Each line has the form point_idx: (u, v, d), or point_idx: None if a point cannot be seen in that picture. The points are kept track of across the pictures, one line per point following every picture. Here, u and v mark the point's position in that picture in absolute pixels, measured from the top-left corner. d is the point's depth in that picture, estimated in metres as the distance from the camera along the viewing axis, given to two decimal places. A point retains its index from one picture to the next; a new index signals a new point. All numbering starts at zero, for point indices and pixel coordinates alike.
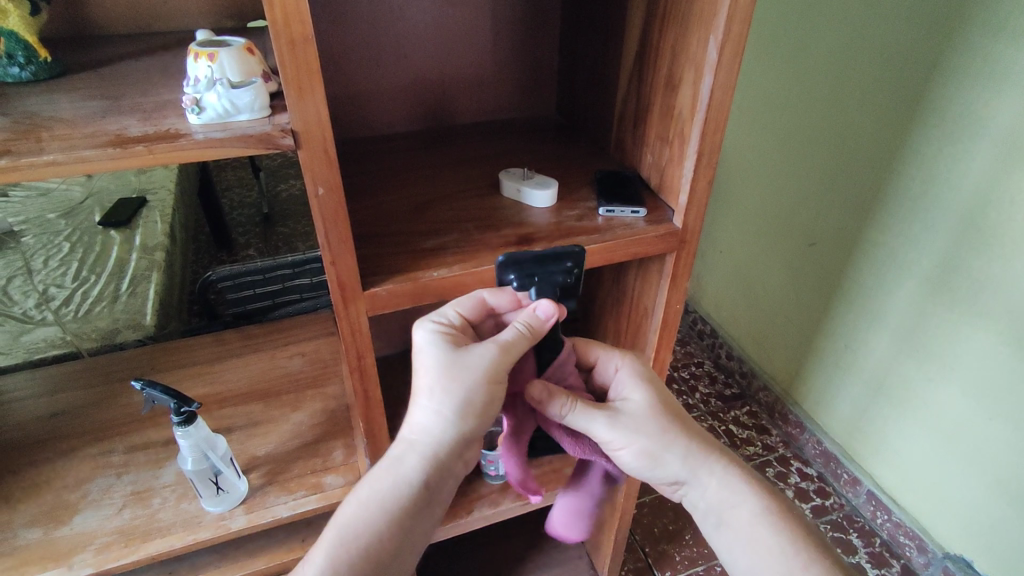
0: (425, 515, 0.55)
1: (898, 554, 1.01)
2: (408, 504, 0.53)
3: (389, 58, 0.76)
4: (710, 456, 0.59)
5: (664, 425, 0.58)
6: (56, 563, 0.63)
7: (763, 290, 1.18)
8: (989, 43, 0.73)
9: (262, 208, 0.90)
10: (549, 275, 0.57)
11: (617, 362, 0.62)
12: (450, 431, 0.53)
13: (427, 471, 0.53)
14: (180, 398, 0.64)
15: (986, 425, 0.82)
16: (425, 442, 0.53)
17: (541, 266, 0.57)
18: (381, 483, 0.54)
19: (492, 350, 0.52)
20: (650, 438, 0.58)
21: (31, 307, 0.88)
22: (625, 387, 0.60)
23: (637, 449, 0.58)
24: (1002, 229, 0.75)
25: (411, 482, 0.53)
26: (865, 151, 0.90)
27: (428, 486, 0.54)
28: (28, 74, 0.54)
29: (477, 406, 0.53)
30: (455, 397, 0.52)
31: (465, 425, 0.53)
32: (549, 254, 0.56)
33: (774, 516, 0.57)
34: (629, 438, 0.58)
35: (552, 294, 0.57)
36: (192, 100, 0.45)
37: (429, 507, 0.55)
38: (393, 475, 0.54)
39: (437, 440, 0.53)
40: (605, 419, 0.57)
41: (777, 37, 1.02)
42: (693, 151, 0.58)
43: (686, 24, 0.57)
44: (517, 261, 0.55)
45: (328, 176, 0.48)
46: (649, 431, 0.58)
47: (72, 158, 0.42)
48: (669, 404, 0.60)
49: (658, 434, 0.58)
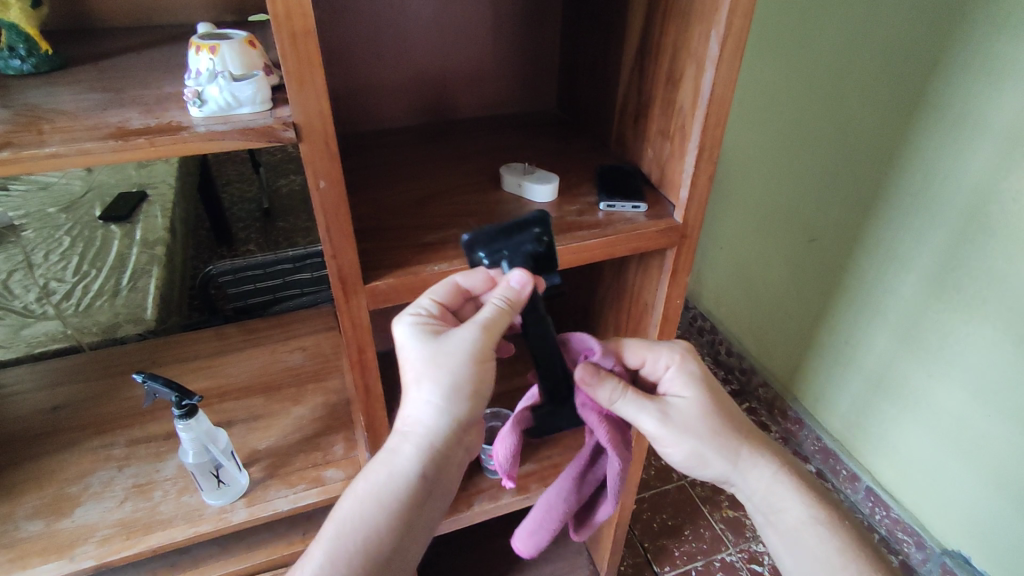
0: (424, 505, 0.54)
1: (896, 550, 1.01)
2: (406, 495, 0.53)
3: (389, 52, 0.76)
4: (761, 456, 0.59)
5: (716, 423, 0.59)
6: (58, 555, 0.63)
7: (764, 286, 1.18)
8: (992, 39, 0.73)
9: (262, 203, 0.91)
10: (516, 245, 0.54)
11: (670, 357, 0.60)
12: (444, 418, 0.52)
13: (424, 461, 0.53)
14: (181, 392, 0.64)
15: (986, 422, 0.82)
16: (418, 430, 0.53)
17: (507, 239, 0.54)
18: (378, 474, 0.53)
19: (476, 333, 0.51)
20: (704, 434, 0.58)
21: (31, 301, 0.87)
22: (677, 383, 0.60)
23: (688, 445, 0.58)
24: (1003, 225, 0.75)
25: (407, 474, 0.53)
26: (866, 147, 0.90)
27: (426, 476, 0.53)
28: (30, 66, 0.53)
29: (467, 390, 0.52)
30: (445, 381, 0.51)
31: (461, 409, 0.52)
32: (512, 223, 0.54)
33: (822, 521, 0.57)
34: (681, 435, 0.58)
35: (524, 264, 0.54)
36: (194, 93, 0.46)
37: (429, 496, 0.54)
38: (388, 468, 0.53)
39: (431, 427, 0.52)
40: (657, 415, 0.57)
41: (779, 32, 1.02)
42: (694, 146, 0.58)
43: (687, 18, 0.57)
44: (479, 234, 0.53)
45: (329, 169, 0.48)
46: (702, 428, 0.58)
47: (74, 151, 0.43)
48: (723, 402, 0.60)
49: (710, 432, 0.58)
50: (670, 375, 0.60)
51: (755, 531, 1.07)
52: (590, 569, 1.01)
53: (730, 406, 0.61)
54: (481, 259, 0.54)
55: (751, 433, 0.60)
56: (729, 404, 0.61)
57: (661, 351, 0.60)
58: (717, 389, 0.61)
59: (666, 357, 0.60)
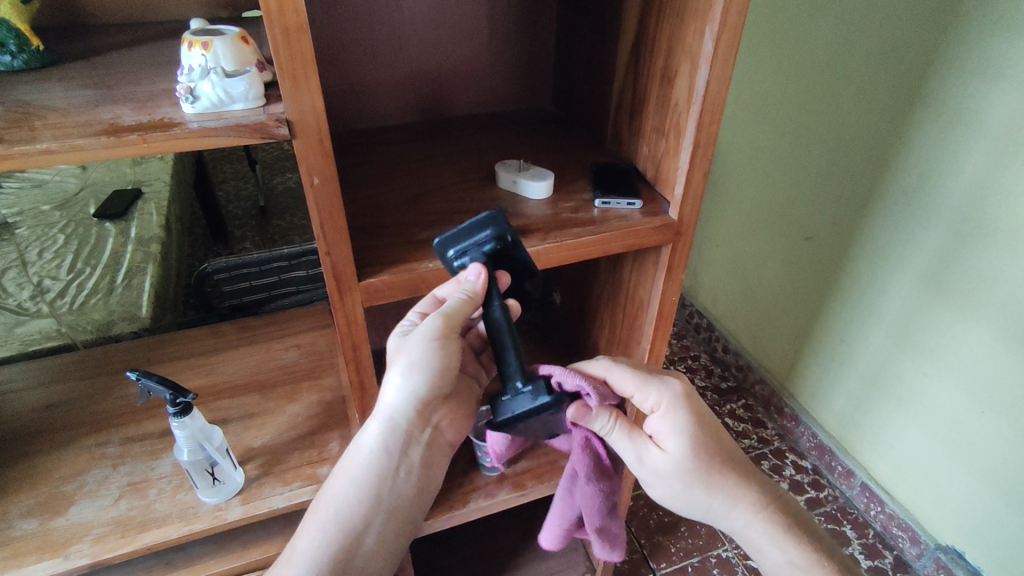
0: (397, 472, 0.60)
1: (891, 545, 1.02)
2: (377, 468, 0.59)
3: (385, 49, 0.75)
4: (740, 507, 0.59)
5: (695, 477, 0.58)
6: (52, 554, 0.63)
7: (759, 283, 1.18)
8: (986, 37, 0.73)
9: (259, 200, 0.91)
10: (480, 243, 0.54)
11: (656, 403, 0.58)
12: (406, 395, 0.57)
13: (390, 435, 0.58)
14: (175, 389, 0.64)
15: (980, 419, 0.83)
16: (385, 411, 0.58)
17: (469, 238, 0.54)
18: (355, 452, 0.59)
19: (437, 320, 0.55)
20: (680, 485, 0.59)
21: (25, 298, 0.87)
22: (663, 428, 0.58)
23: (664, 487, 0.60)
24: (997, 222, 0.75)
25: (376, 445, 0.58)
26: (861, 145, 0.90)
27: (394, 450, 0.59)
28: (20, 62, 0.53)
29: (427, 367, 0.56)
30: (406, 363, 0.56)
31: (422, 387, 0.57)
32: (473, 222, 0.54)
33: (799, 568, 0.57)
34: (657, 477, 0.59)
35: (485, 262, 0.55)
36: (186, 89, 0.45)
37: (399, 468, 0.60)
38: (362, 441, 0.59)
39: (396, 405, 0.58)
40: (634, 458, 0.59)
41: (773, 29, 1.02)
42: (689, 142, 0.58)
43: (682, 15, 0.57)
44: (445, 237, 0.54)
45: (323, 166, 0.48)
46: (676, 483, 0.59)
47: (66, 147, 0.42)
48: (712, 451, 0.58)
49: (688, 485, 0.58)
50: (655, 419, 0.58)
51: None
52: (586, 566, 1.02)
53: (709, 456, 0.58)
54: (450, 261, 0.55)
55: (739, 482, 0.58)
56: (720, 452, 0.58)
57: (653, 392, 0.58)
58: (708, 436, 0.58)
59: (656, 400, 0.58)
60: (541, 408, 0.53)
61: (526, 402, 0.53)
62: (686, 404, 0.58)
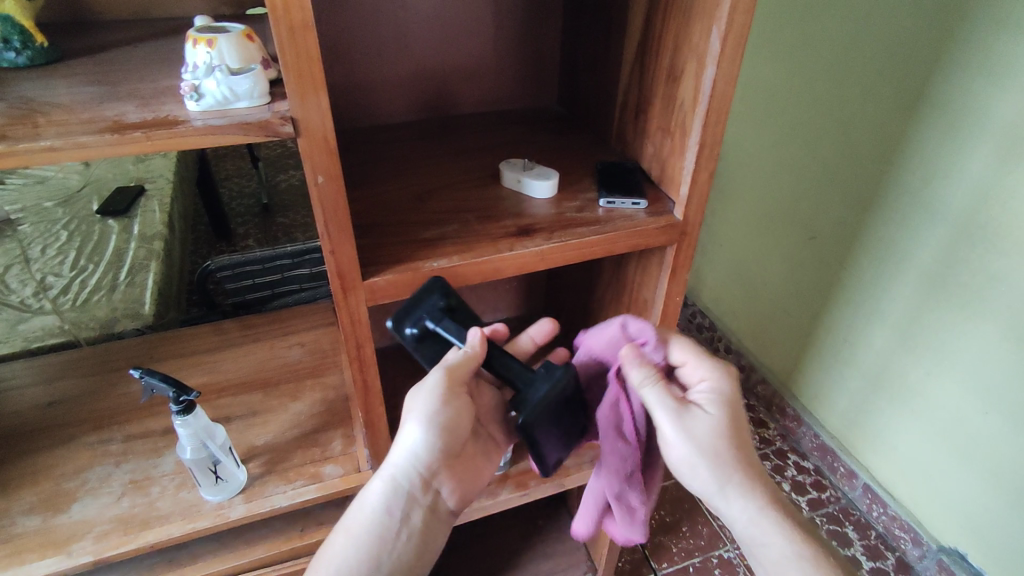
0: (399, 537, 0.58)
1: (893, 546, 1.02)
2: (377, 531, 0.58)
3: (389, 47, 0.75)
4: (754, 491, 0.57)
5: (724, 449, 0.57)
6: (55, 551, 0.63)
7: (762, 283, 1.18)
8: (994, 36, 0.72)
9: (262, 198, 0.90)
10: (433, 305, 0.56)
11: (705, 373, 0.60)
12: (414, 452, 0.58)
13: (393, 495, 0.58)
14: (178, 387, 0.63)
15: (984, 420, 0.82)
16: (391, 469, 0.58)
17: (420, 308, 0.56)
18: (357, 512, 0.59)
19: (439, 374, 0.55)
20: (708, 455, 0.56)
21: (28, 295, 0.88)
22: (704, 398, 0.59)
23: (685, 457, 0.57)
24: (1002, 223, 0.75)
25: (380, 504, 0.58)
26: (866, 145, 0.90)
27: (397, 513, 0.58)
28: (24, 59, 0.53)
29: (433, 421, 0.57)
30: (413, 416, 0.57)
31: (429, 443, 0.57)
32: (417, 291, 0.56)
33: (804, 563, 0.55)
34: (686, 444, 0.56)
35: (446, 318, 0.56)
36: (191, 86, 0.45)
37: (401, 535, 0.59)
38: (367, 499, 0.59)
39: (403, 463, 0.58)
40: (672, 415, 0.56)
41: (778, 29, 1.02)
42: (696, 142, 0.58)
43: (689, 13, 0.56)
44: (397, 316, 0.55)
45: (328, 165, 0.48)
46: (707, 451, 0.56)
47: (70, 145, 0.42)
48: (742, 430, 0.59)
49: (715, 457, 0.57)
50: (701, 388, 0.60)
51: None
52: (588, 566, 1.01)
53: (744, 430, 0.59)
54: (412, 335, 0.56)
55: (756, 469, 0.58)
56: (746, 436, 0.59)
57: (704, 365, 0.60)
58: (741, 418, 0.59)
59: (704, 372, 0.60)
60: (559, 382, 0.55)
61: (544, 382, 0.54)
62: (731, 382, 0.60)
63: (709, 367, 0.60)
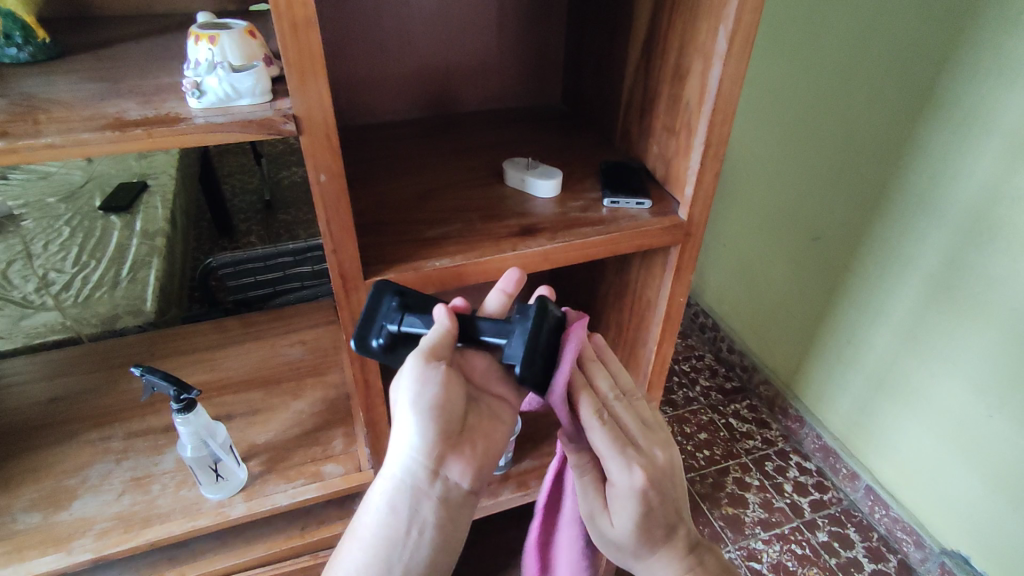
0: (413, 536, 0.49)
1: (895, 549, 1.00)
2: (385, 531, 0.49)
3: (393, 45, 0.75)
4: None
5: (640, 546, 0.51)
6: (55, 548, 0.63)
7: (765, 283, 1.18)
8: (1000, 36, 0.72)
9: (264, 194, 0.92)
10: (389, 310, 0.51)
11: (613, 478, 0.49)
12: (411, 440, 0.49)
13: (397, 491, 0.49)
14: (179, 385, 0.63)
15: (989, 423, 0.82)
16: (391, 462, 0.49)
17: (375, 321, 0.51)
18: (366, 512, 0.51)
19: (415, 354, 0.47)
20: (628, 547, 0.52)
21: (31, 291, 0.87)
22: (616, 498, 0.49)
23: (608, 544, 0.54)
24: (1009, 225, 0.74)
25: (384, 502, 0.49)
26: (872, 144, 0.89)
27: (404, 511, 0.49)
28: (26, 55, 0.53)
29: (423, 404, 0.48)
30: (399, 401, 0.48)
31: (425, 427, 0.48)
32: (368, 305, 0.51)
33: None
34: (607, 536, 0.53)
35: (403, 314, 0.50)
36: (193, 83, 0.45)
37: (412, 532, 0.49)
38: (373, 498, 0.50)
39: (402, 454, 0.49)
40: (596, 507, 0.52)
41: (785, 27, 1.01)
42: (701, 143, 0.58)
43: (695, 12, 0.56)
44: (355, 337, 0.50)
45: (329, 162, 0.47)
46: (613, 544, 0.53)
47: (71, 142, 0.42)
48: (662, 523, 0.51)
49: (631, 551, 0.52)
50: (612, 490, 0.49)
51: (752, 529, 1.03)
52: None
53: (653, 526, 0.50)
54: (380, 346, 0.49)
55: (677, 550, 0.52)
56: (666, 526, 0.51)
57: (617, 470, 0.48)
58: (662, 509, 0.50)
59: (617, 477, 0.48)
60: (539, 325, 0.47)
61: (521, 336, 0.46)
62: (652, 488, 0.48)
63: (627, 473, 0.47)
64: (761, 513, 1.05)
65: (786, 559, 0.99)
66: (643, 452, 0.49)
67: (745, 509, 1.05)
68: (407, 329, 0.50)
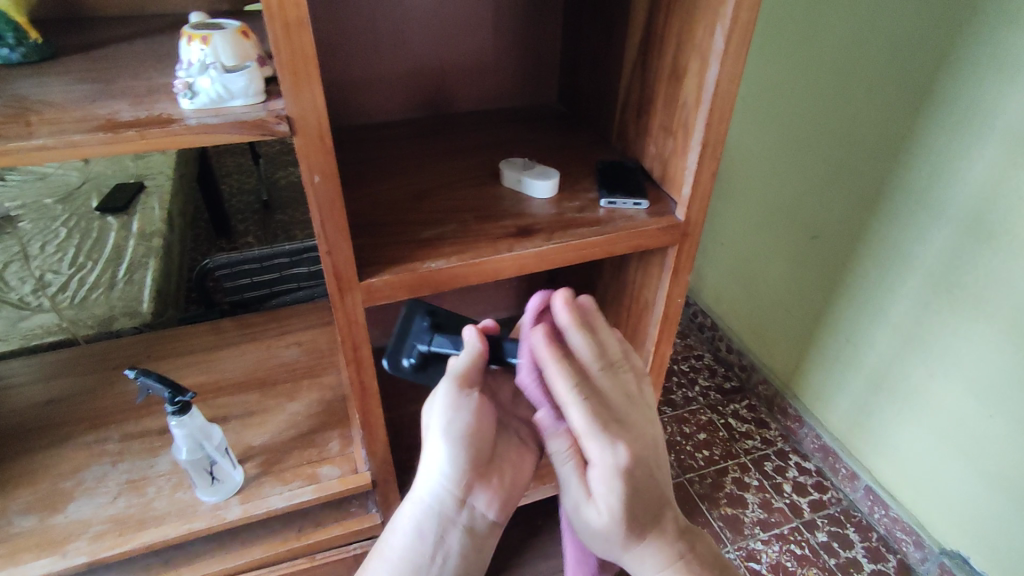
0: (436, 562, 0.51)
1: (895, 549, 1.00)
2: (411, 556, 0.51)
3: (388, 44, 0.74)
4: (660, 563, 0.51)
5: (626, 532, 0.50)
6: (50, 551, 0.63)
7: (764, 283, 1.17)
8: (998, 35, 0.72)
9: (262, 194, 0.96)
10: (419, 329, 0.55)
11: (595, 457, 0.47)
12: (442, 468, 0.51)
13: (425, 517, 0.51)
14: (174, 388, 0.63)
15: (988, 422, 0.82)
16: (420, 489, 0.52)
17: (407, 341, 0.55)
18: (391, 535, 0.52)
19: (449, 381, 0.50)
20: (613, 536, 0.50)
21: (27, 292, 0.87)
22: (600, 481, 0.48)
23: (590, 538, 0.52)
24: (1007, 225, 0.74)
25: (411, 527, 0.51)
26: (870, 144, 0.89)
27: (431, 537, 0.51)
28: (18, 55, 0.52)
29: (455, 433, 0.51)
30: (432, 429, 0.51)
31: (456, 457, 0.51)
32: (399, 324, 0.55)
33: None
34: (591, 529, 0.50)
35: (432, 335, 0.54)
36: (185, 84, 0.45)
37: (436, 557, 0.51)
38: (398, 523, 0.52)
39: (432, 482, 0.51)
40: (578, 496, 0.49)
41: (782, 26, 1.01)
42: (698, 143, 0.57)
43: (691, 11, 0.55)
44: (387, 355, 0.54)
45: (323, 162, 0.47)
46: (597, 538, 0.51)
47: (62, 143, 0.42)
48: (647, 504, 0.50)
49: (616, 540, 0.50)
50: (593, 472, 0.48)
51: (752, 529, 1.02)
52: None
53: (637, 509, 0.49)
54: (411, 365, 0.54)
55: (666, 536, 0.52)
56: (650, 507, 0.50)
57: (601, 447, 0.47)
58: (645, 489, 0.49)
59: (599, 455, 0.47)
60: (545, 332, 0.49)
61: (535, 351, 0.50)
62: (634, 464, 0.47)
63: (610, 449, 0.47)
64: (760, 513, 1.05)
65: (785, 560, 0.99)
66: (625, 428, 0.48)
67: (745, 509, 1.05)
68: (435, 350, 0.53)
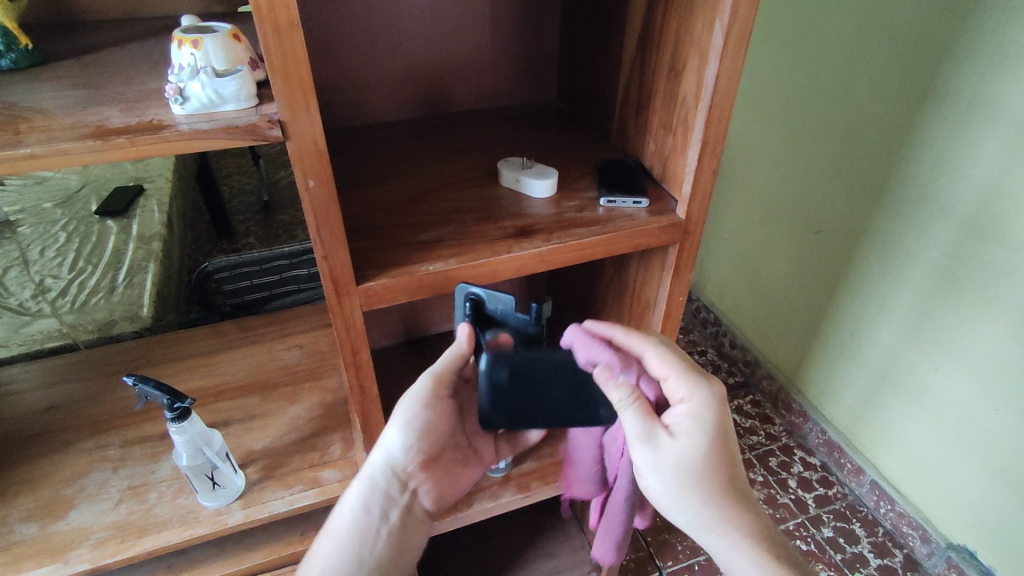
0: (375, 535, 0.60)
1: (901, 543, 1.00)
2: (354, 530, 0.59)
3: (384, 42, 0.73)
4: (726, 528, 0.54)
5: (692, 484, 0.53)
6: (51, 559, 0.63)
7: (767, 278, 1.17)
8: (1003, 23, 0.70)
9: (262, 195, 0.92)
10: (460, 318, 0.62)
11: (687, 394, 0.55)
12: (394, 453, 0.61)
13: (371, 493, 0.60)
14: (172, 394, 0.62)
15: (994, 416, 0.81)
16: (369, 469, 0.61)
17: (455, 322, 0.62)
18: (337, 515, 0.61)
19: (427, 379, 0.61)
20: (675, 486, 0.54)
21: (26, 298, 0.88)
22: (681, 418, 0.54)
23: (663, 487, 0.54)
24: (1009, 218, 0.73)
25: (356, 504, 0.60)
26: (873, 137, 0.88)
27: (374, 512, 0.60)
28: (9, 61, 0.52)
29: (417, 423, 0.62)
30: (396, 418, 0.62)
31: (410, 443, 0.61)
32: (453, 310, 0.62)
33: None
34: (666, 469, 0.54)
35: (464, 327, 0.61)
36: (175, 89, 0.44)
37: (377, 531, 0.60)
38: (346, 501, 0.61)
39: (382, 463, 0.61)
40: (642, 440, 0.54)
41: (782, 19, 1.00)
42: (698, 139, 0.57)
43: (691, 6, 0.54)
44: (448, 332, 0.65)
45: (318, 168, 0.46)
46: (675, 479, 0.54)
47: (52, 151, 0.41)
48: (723, 464, 0.54)
49: (681, 488, 0.54)
50: (679, 410, 0.55)
51: None
52: (591, 565, 0.94)
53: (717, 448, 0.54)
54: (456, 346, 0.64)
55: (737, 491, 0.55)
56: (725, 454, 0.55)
57: (688, 382, 0.55)
58: (724, 436, 0.55)
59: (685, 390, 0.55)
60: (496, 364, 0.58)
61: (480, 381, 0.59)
62: (717, 405, 0.55)
63: (691, 386, 0.55)
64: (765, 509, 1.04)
65: None
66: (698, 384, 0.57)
67: None
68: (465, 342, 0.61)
